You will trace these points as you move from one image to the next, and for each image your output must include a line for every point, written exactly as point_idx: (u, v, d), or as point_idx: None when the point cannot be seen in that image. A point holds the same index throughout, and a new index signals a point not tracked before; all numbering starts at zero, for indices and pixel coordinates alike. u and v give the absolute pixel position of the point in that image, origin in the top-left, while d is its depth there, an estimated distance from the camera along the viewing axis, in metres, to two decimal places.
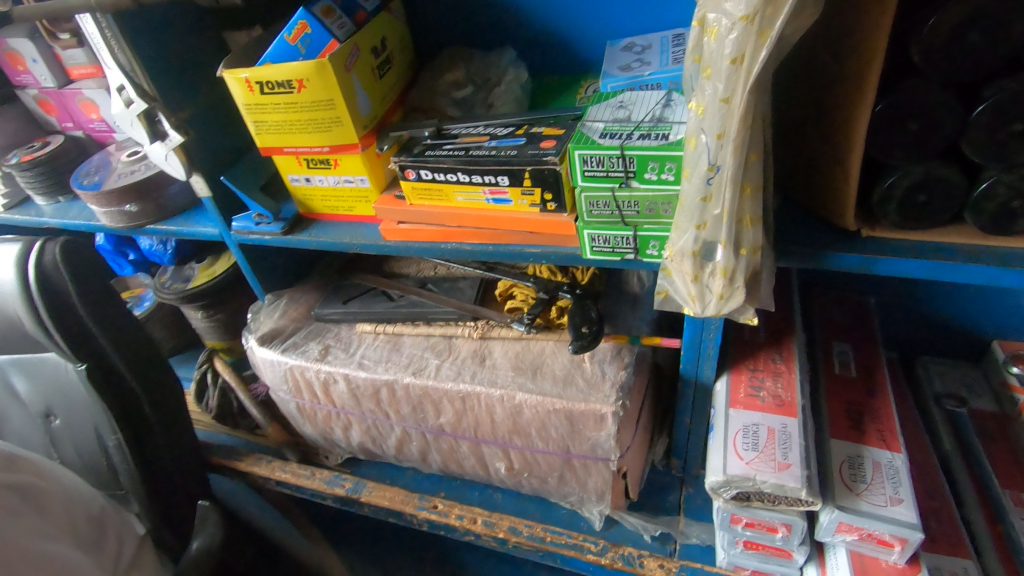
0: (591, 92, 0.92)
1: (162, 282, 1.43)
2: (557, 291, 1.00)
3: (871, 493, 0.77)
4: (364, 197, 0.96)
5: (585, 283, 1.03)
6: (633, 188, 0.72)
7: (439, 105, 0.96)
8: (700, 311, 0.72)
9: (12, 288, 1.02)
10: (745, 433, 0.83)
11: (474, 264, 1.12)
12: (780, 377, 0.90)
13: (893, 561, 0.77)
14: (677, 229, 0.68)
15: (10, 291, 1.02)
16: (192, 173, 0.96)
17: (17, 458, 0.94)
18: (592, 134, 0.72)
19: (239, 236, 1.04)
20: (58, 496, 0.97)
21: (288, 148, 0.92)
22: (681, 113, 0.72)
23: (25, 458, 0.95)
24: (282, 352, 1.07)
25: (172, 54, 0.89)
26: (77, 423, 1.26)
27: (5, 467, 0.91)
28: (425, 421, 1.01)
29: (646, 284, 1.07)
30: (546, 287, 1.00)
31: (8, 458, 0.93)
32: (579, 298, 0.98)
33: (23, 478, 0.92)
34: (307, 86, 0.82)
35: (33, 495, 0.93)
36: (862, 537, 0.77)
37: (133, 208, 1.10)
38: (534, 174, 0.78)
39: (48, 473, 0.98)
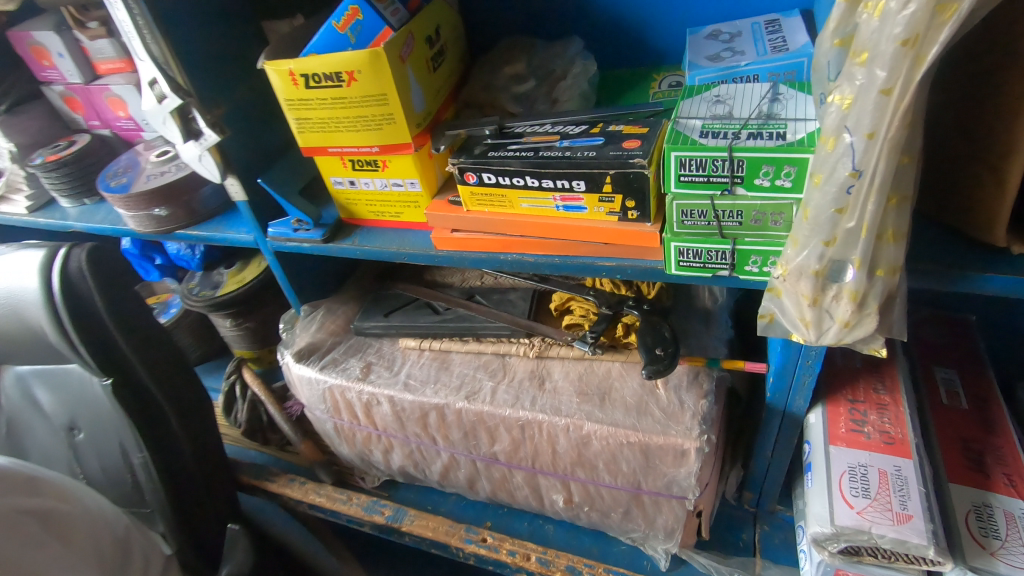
0: (667, 87, 0.84)
1: (190, 288, 1.35)
2: (621, 308, 0.91)
3: (1009, 552, 0.66)
4: (413, 201, 0.87)
5: (652, 297, 0.93)
6: (737, 196, 0.62)
7: (497, 100, 0.87)
8: (814, 338, 0.62)
9: (32, 296, 0.94)
10: (852, 476, 0.73)
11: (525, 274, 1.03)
12: (885, 410, 0.79)
13: None
14: (794, 245, 0.58)
15: (29, 300, 0.94)
16: (227, 176, 0.88)
17: (39, 481, 0.81)
18: (689, 132, 0.62)
19: (276, 243, 0.96)
20: (86, 524, 0.84)
21: (331, 148, 0.83)
22: (795, 108, 0.62)
23: (49, 480, 0.82)
24: (320, 370, 0.98)
25: (205, 45, 0.81)
26: (103, 438, 1.18)
27: (27, 491, 0.79)
28: (476, 449, 0.92)
29: (719, 298, 0.96)
30: (606, 301, 0.92)
31: (30, 482, 0.80)
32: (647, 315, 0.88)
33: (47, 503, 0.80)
34: (358, 78, 0.73)
35: (55, 524, 0.80)
36: None
37: (162, 212, 1.02)
38: (616, 178, 0.68)
39: (75, 496, 0.84)
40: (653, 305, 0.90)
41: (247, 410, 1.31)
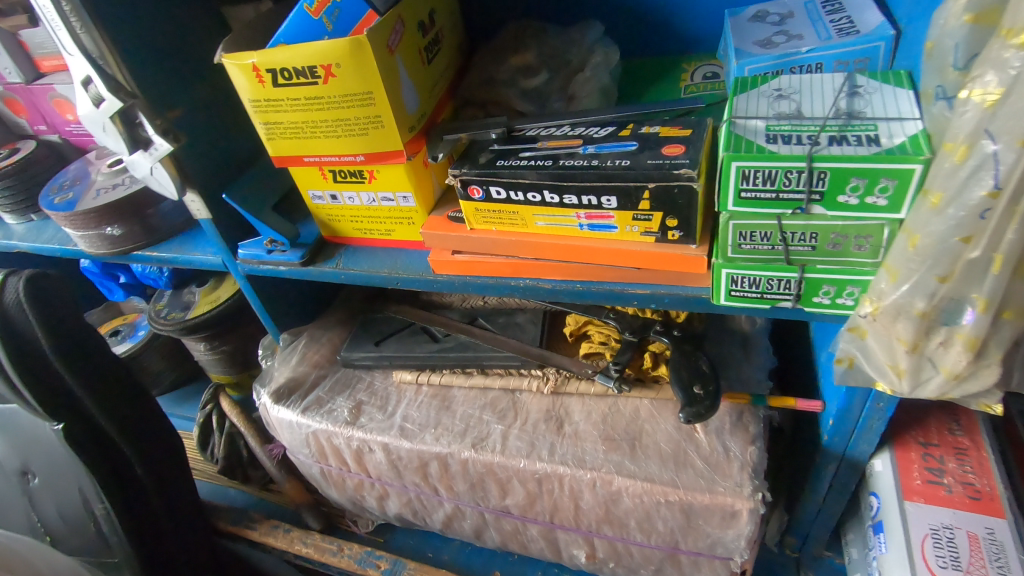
0: (701, 78, 0.72)
1: (158, 310, 1.21)
2: (648, 334, 0.78)
3: None
4: (406, 218, 0.74)
5: (682, 321, 0.80)
6: (813, 215, 0.49)
7: (502, 96, 0.74)
8: (907, 389, 0.50)
9: None
10: (936, 540, 0.62)
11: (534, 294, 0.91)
12: (965, 457, 0.67)
13: None
14: (891, 278, 0.46)
15: None
16: (185, 191, 0.74)
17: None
18: (752, 136, 0.50)
19: (247, 267, 0.83)
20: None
21: (308, 156, 0.70)
22: (882, 103, 0.49)
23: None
24: (302, 412, 0.86)
25: (151, 35, 0.68)
26: (63, 484, 0.87)
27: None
28: (485, 501, 0.80)
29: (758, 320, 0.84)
30: (631, 325, 0.79)
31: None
32: (680, 343, 0.76)
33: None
34: (337, 73, 0.60)
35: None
36: None
37: (115, 230, 0.88)
38: (656, 193, 0.56)
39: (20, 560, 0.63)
40: (685, 329, 0.78)
41: (224, 445, 1.15)
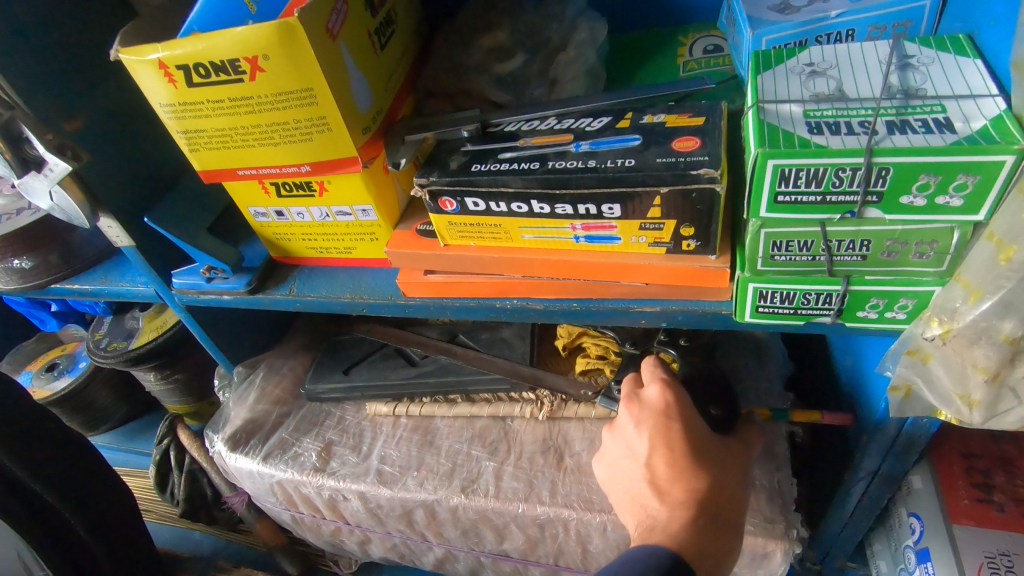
0: (701, 54, 0.62)
1: (98, 341, 1.07)
2: (651, 346, 0.67)
3: None
4: (368, 233, 0.63)
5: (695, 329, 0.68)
6: (867, 220, 0.40)
7: (472, 85, 0.63)
8: (978, 421, 0.42)
9: None
10: (994, 570, 0.55)
11: None
12: (1013, 468, 0.60)
13: None
14: (971, 296, 0.38)
15: None
16: (98, 216, 0.62)
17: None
18: (788, 126, 0.40)
19: (185, 298, 0.71)
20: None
21: (242, 169, 0.58)
22: (944, 78, 0.40)
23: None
24: (263, 460, 0.75)
25: (30, 28, 0.55)
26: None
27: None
28: (480, 546, 0.72)
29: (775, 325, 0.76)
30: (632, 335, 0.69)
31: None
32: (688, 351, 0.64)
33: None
34: (266, 68, 0.48)
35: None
36: None
37: (26, 263, 0.75)
38: (669, 198, 0.46)
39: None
40: (693, 337, 0.66)
41: (185, 484, 1.03)
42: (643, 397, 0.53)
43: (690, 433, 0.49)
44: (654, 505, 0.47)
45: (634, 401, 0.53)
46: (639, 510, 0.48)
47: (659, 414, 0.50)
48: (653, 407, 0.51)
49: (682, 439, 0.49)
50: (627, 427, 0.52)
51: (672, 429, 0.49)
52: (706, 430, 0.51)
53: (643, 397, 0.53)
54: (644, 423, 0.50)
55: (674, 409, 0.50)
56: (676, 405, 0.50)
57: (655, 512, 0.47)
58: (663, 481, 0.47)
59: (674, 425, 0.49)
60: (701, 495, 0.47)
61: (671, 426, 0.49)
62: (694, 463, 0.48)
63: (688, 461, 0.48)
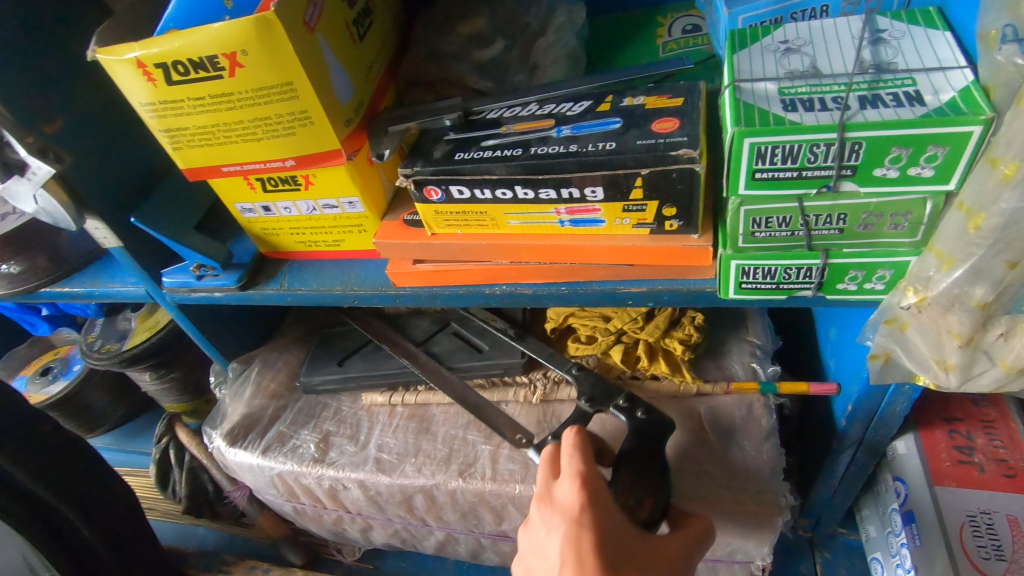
0: (680, 34, 0.62)
1: (91, 343, 1.07)
2: (608, 408, 0.63)
3: None
4: (355, 225, 0.64)
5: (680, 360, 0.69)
6: (842, 194, 0.41)
7: (453, 73, 0.63)
8: (954, 385, 0.43)
9: None
10: (975, 528, 0.57)
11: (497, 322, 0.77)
12: (993, 430, 0.61)
13: None
14: (944, 265, 0.39)
15: None
16: (84, 218, 0.62)
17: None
18: (764, 103, 0.41)
19: (176, 296, 0.71)
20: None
21: (227, 166, 0.58)
22: (915, 52, 0.41)
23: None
24: (263, 453, 0.76)
25: (5, 31, 0.54)
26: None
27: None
28: (479, 528, 0.73)
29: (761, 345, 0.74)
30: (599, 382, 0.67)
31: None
32: (643, 428, 0.59)
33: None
34: (244, 63, 0.48)
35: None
36: None
37: (14, 268, 0.75)
38: (651, 179, 0.47)
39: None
40: (652, 411, 0.61)
41: (186, 481, 1.04)
42: (557, 498, 0.49)
43: (602, 545, 0.45)
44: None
45: (549, 505, 0.49)
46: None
47: (568, 522, 0.47)
48: (565, 515, 0.47)
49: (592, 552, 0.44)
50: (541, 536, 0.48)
51: (579, 542, 0.45)
52: (627, 530, 0.47)
53: (558, 498, 0.49)
54: (557, 530, 0.47)
55: (586, 513, 0.47)
56: (588, 509, 0.47)
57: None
58: None
59: (583, 536, 0.45)
60: None
61: (580, 536, 0.45)
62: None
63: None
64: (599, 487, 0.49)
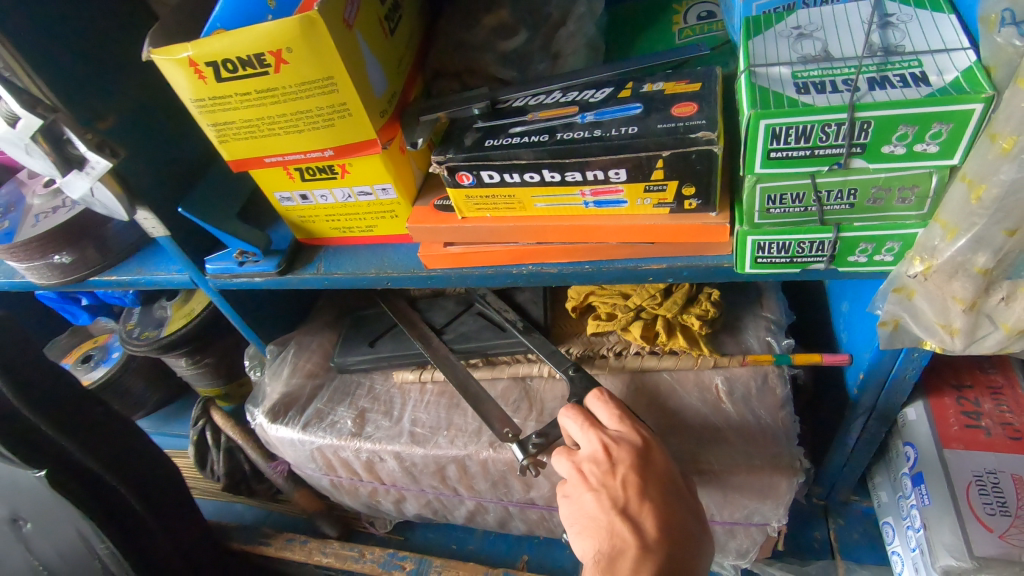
0: (695, 20, 0.65)
1: (130, 331, 1.13)
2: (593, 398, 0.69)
3: None
4: (387, 210, 0.67)
5: (697, 331, 0.72)
6: (853, 170, 0.44)
7: (478, 63, 0.66)
8: (959, 348, 0.46)
9: None
10: (981, 487, 0.60)
11: (509, 316, 0.79)
12: (1001, 396, 0.65)
13: None
14: (948, 234, 0.42)
15: None
16: (135, 209, 0.66)
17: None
18: (778, 87, 0.43)
19: (218, 282, 0.75)
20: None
21: (269, 156, 0.62)
22: (921, 34, 0.44)
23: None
24: (303, 428, 0.80)
25: (63, 34, 0.58)
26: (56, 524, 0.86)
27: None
28: (508, 496, 0.78)
29: (776, 317, 0.77)
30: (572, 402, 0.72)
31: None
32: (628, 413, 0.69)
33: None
34: (289, 60, 0.52)
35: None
36: None
37: (65, 258, 0.80)
38: (670, 161, 0.50)
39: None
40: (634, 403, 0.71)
41: (224, 460, 1.10)
42: (614, 434, 0.59)
43: (659, 474, 0.56)
44: (625, 528, 0.53)
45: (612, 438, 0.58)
46: (602, 532, 0.54)
47: (633, 451, 0.57)
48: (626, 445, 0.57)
49: (656, 477, 0.56)
50: (604, 460, 0.57)
51: (646, 469, 0.56)
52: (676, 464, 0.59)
53: (618, 435, 0.59)
54: (622, 456, 0.56)
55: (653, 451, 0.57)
56: (646, 445, 0.58)
57: (628, 537, 0.52)
58: (634, 509, 0.54)
59: (648, 467, 0.56)
60: (666, 526, 0.53)
61: (644, 465, 0.56)
62: (664, 499, 0.55)
63: (658, 496, 0.55)
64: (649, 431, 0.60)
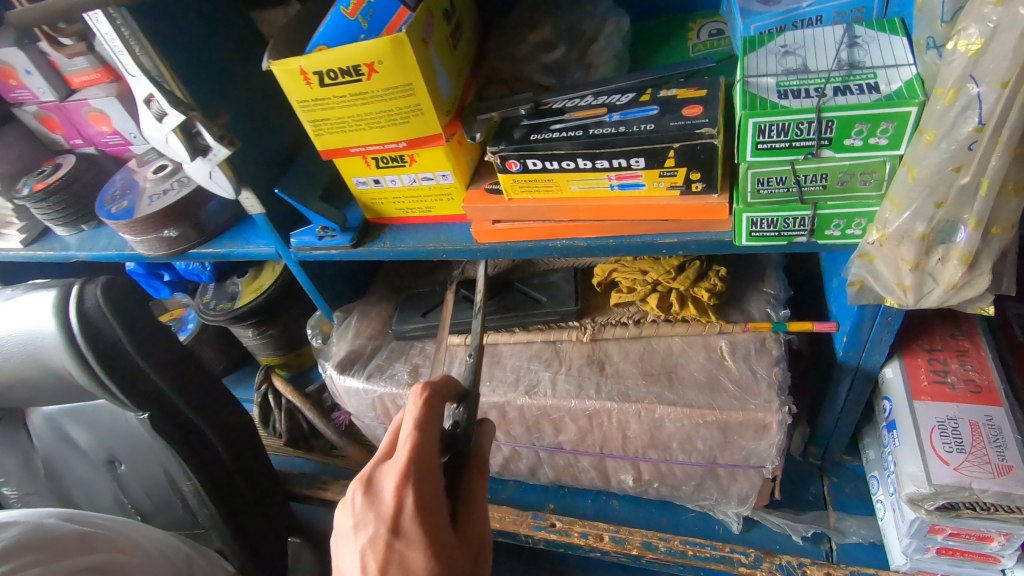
0: (707, 36, 0.77)
1: (206, 303, 1.29)
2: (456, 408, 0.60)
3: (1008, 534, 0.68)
4: (445, 194, 0.81)
5: (705, 300, 0.85)
6: (824, 158, 0.56)
7: (525, 72, 0.80)
8: (912, 302, 0.57)
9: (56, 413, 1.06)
10: (942, 430, 0.70)
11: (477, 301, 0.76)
12: (966, 357, 0.76)
13: (989, 550, 0.72)
14: (895, 208, 0.53)
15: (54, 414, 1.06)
16: (241, 190, 0.80)
17: (92, 536, 0.81)
18: (765, 93, 0.56)
19: (300, 253, 0.90)
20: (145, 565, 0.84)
21: (353, 148, 0.77)
22: (879, 53, 0.56)
23: (102, 534, 0.82)
24: (367, 379, 0.95)
25: (199, 48, 0.73)
26: (147, 470, 1.09)
27: (79, 550, 0.79)
28: (540, 440, 0.91)
29: (778, 293, 0.88)
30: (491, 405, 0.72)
31: (81, 539, 0.80)
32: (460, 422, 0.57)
33: (101, 558, 0.79)
34: (379, 70, 0.66)
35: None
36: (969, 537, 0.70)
37: (172, 233, 0.96)
38: (681, 151, 0.62)
39: (129, 542, 0.85)
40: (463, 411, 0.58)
41: (286, 419, 1.29)
42: (378, 496, 0.51)
43: (409, 552, 0.48)
44: None
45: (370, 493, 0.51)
46: None
47: (382, 528, 0.49)
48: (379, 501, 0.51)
49: (399, 558, 0.48)
50: (352, 514, 0.52)
51: (389, 549, 0.48)
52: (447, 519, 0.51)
53: (381, 495, 0.51)
54: (366, 530, 0.50)
55: (403, 521, 0.49)
56: (404, 516, 0.49)
57: None
58: None
59: (395, 544, 0.48)
60: None
61: (391, 544, 0.48)
62: None
63: None
64: (420, 497, 0.49)
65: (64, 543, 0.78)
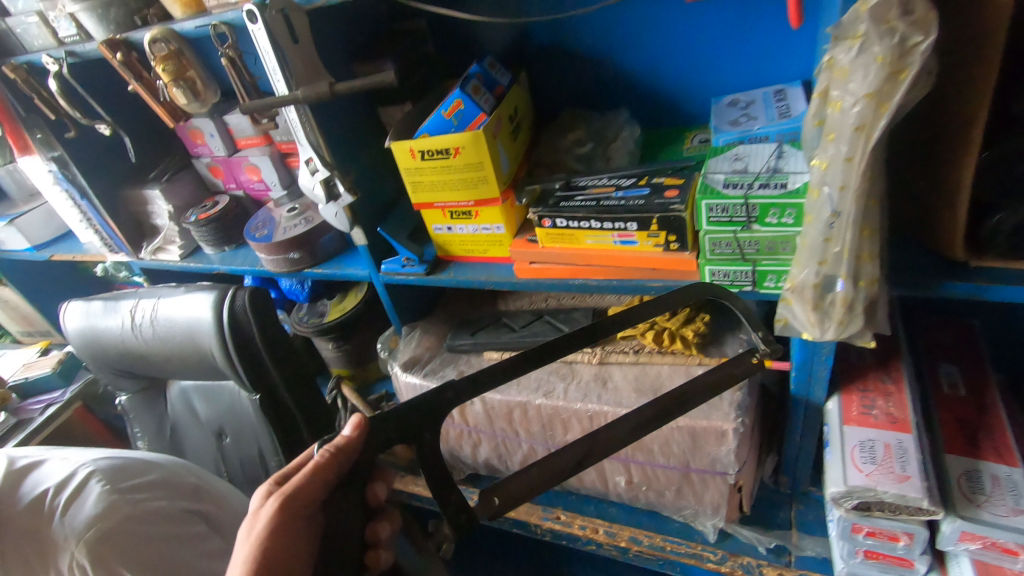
0: (698, 142, 1.07)
1: (300, 317, 1.62)
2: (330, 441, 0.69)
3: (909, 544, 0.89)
4: (498, 241, 1.11)
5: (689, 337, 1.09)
6: (754, 230, 0.83)
7: (563, 159, 1.11)
8: (818, 334, 0.81)
9: (189, 386, 1.34)
10: (862, 448, 0.90)
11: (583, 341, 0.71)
12: (891, 397, 0.96)
13: (899, 552, 0.90)
14: (798, 265, 0.78)
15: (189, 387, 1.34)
16: (354, 226, 1.13)
17: (201, 490, 1.06)
18: (715, 184, 0.84)
19: (386, 276, 1.21)
20: (231, 521, 1.08)
21: (437, 202, 1.09)
22: (795, 163, 0.83)
23: (208, 490, 1.08)
24: (423, 377, 1.22)
25: (344, 130, 1.08)
26: (245, 442, 1.34)
27: (192, 497, 1.04)
28: (552, 438, 1.15)
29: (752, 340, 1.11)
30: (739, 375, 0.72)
31: (195, 490, 1.05)
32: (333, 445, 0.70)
33: (203, 506, 1.04)
34: (462, 152, 0.99)
35: (210, 521, 1.04)
36: (878, 536, 0.90)
37: (295, 255, 1.29)
38: (661, 220, 0.90)
39: (225, 503, 1.10)
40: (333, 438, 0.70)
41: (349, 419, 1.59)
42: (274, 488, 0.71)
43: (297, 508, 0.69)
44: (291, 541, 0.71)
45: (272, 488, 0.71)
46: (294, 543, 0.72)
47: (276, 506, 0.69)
48: None
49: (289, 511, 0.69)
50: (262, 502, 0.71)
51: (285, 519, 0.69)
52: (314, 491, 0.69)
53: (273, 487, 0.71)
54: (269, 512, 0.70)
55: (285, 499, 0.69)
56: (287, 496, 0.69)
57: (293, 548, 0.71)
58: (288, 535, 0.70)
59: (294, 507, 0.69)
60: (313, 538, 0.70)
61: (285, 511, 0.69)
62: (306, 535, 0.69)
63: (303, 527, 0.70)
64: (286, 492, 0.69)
65: (184, 489, 1.04)
